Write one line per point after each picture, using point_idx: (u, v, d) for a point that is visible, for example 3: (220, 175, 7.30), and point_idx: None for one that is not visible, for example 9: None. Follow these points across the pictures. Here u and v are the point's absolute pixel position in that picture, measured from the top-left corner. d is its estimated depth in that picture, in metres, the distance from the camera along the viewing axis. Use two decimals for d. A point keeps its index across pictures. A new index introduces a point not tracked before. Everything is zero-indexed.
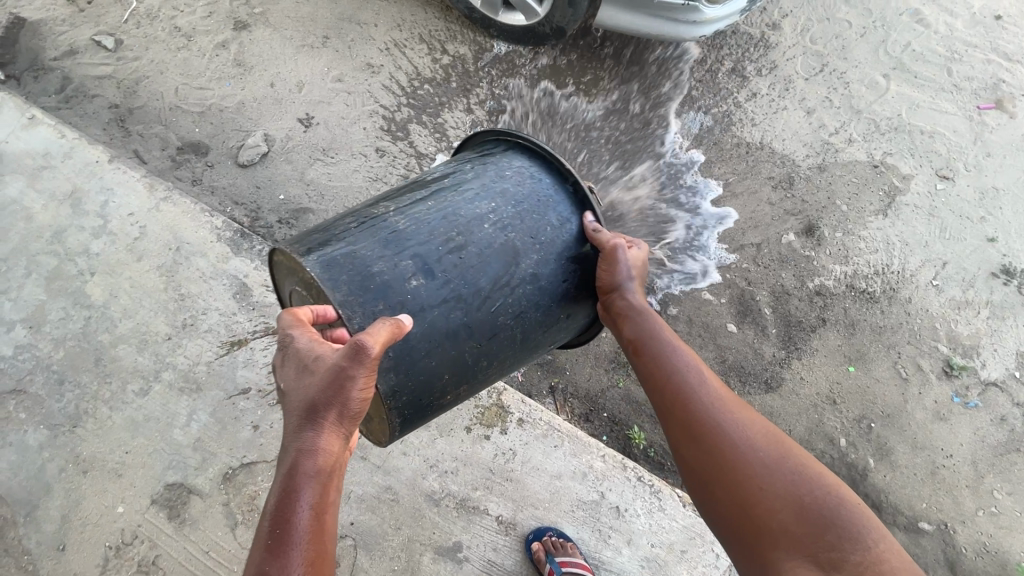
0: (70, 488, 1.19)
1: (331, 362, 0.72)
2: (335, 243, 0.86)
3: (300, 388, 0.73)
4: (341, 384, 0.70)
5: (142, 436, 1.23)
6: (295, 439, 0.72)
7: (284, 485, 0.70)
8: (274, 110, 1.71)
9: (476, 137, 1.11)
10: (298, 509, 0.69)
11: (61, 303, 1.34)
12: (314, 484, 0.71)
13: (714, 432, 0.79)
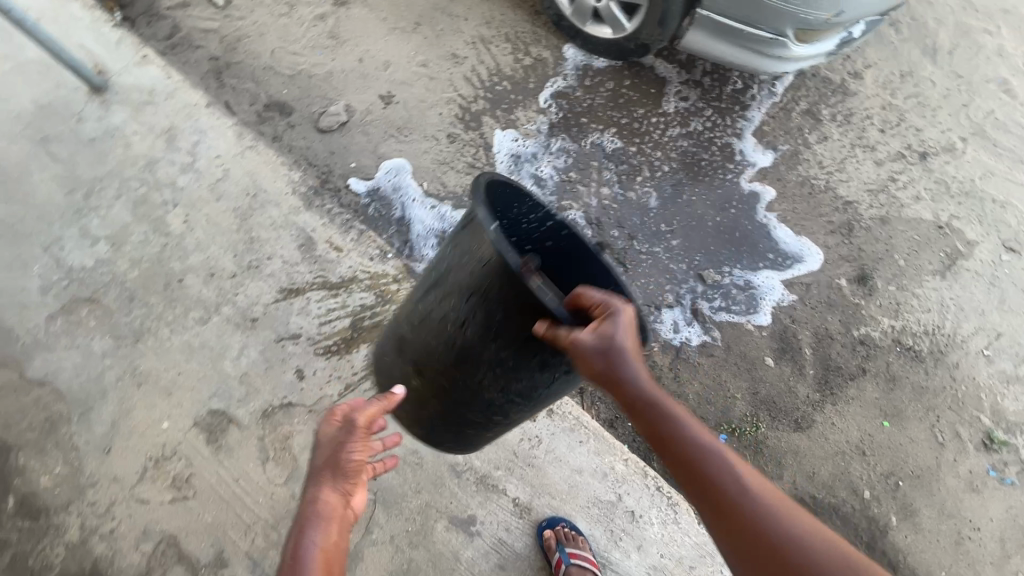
0: (125, 397, 1.29)
1: (335, 428, 0.83)
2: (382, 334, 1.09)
3: (310, 456, 0.82)
4: (337, 443, 0.81)
5: (196, 361, 1.31)
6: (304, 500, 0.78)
7: (295, 531, 0.76)
8: (357, 84, 1.80)
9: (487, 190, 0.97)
10: (305, 561, 0.72)
11: (142, 228, 1.44)
12: (321, 526, 0.76)
13: (761, 538, 0.65)
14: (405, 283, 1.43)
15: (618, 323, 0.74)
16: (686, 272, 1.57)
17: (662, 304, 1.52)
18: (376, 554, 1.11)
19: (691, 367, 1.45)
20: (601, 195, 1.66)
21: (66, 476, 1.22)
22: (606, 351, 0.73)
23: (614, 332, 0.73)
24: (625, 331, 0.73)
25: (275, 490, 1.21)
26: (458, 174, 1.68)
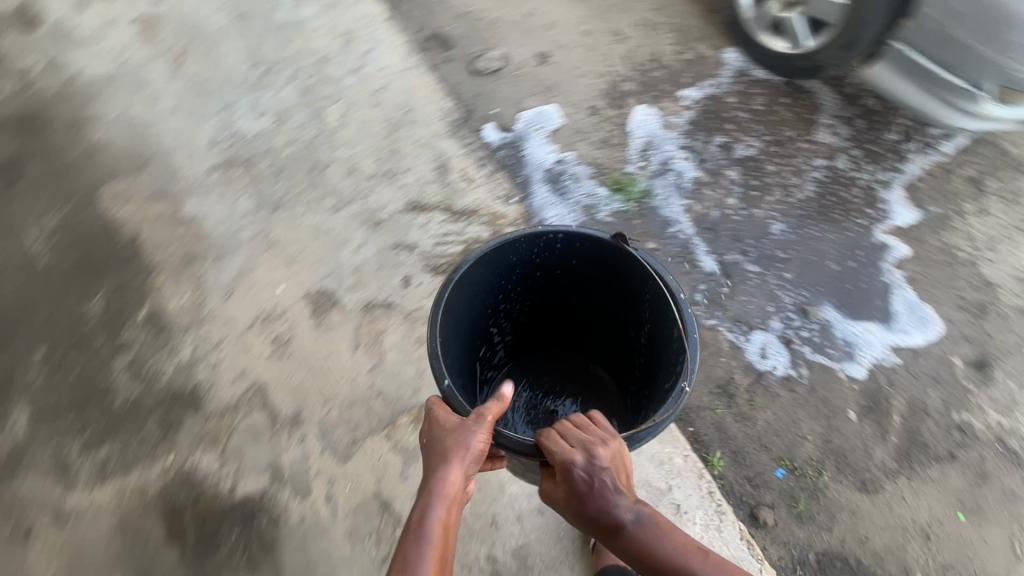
0: (254, 254, 1.43)
1: (457, 422, 0.87)
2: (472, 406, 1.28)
3: (428, 443, 0.87)
4: (462, 433, 0.85)
5: (319, 242, 1.43)
6: (427, 481, 0.84)
7: (418, 501, 0.82)
8: (519, 37, 1.84)
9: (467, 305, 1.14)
10: (428, 533, 0.79)
11: (304, 113, 1.58)
12: (442, 502, 0.82)
13: None
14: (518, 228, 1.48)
15: (569, 476, 0.85)
16: (791, 303, 1.53)
17: (757, 326, 1.51)
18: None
19: (769, 395, 1.43)
20: (725, 204, 1.64)
21: (192, 306, 1.40)
22: (567, 501, 0.86)
23: (568, 485, 0.85)
24: (575, 485, 0.84)
25: (357, 375, 1.31)
26: (592, 146, 1.68)
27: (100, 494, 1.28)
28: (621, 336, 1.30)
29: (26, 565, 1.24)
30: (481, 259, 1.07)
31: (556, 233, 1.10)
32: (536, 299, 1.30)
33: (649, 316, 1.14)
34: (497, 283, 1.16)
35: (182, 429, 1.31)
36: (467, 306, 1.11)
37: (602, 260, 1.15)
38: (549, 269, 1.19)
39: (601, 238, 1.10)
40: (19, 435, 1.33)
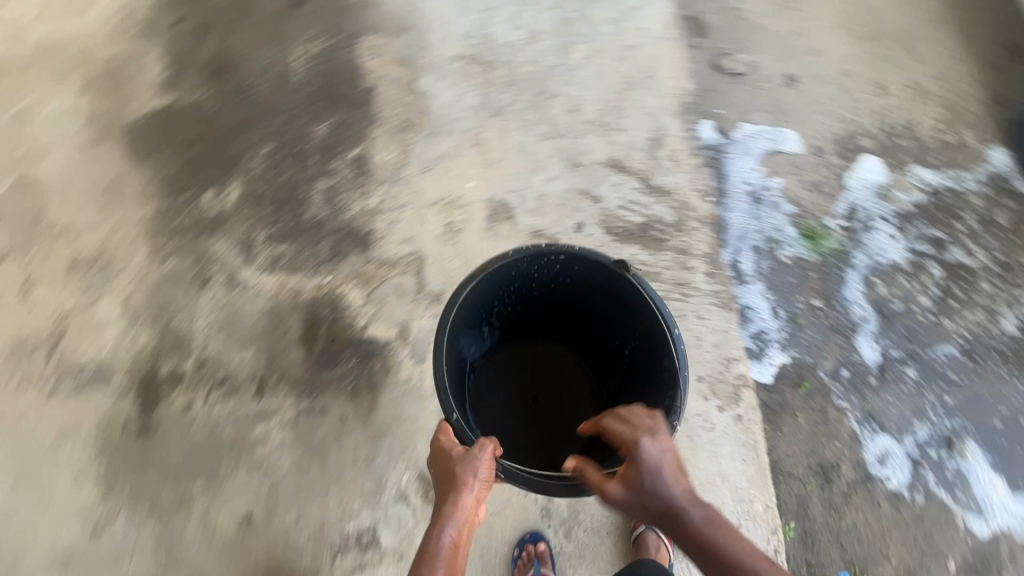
0: (461, 144, 1.55)
1: (460, 453, 1.01)
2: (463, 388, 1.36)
3: (439, 472, 1.01)
4: (467, 466, 0.98)
5: (520, 159, 1.52)
6: (438, 508, 0.98)
7: (433, 523, 0.97)
8: (774, 52, 1.71)
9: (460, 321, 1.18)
10: (440, 549, 0.95)
11: (553, 41, 1.64)
12: (453, 524, 0.96)
13: None
14: (703, 229, 1.50)
15: (638, 459, 0.90)
16: (937, 426, 1.41)
17: (888, 430, 1.41)
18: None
19: (869, 501, 1.35)
20: (911, 300, 1.51)
21: (393, 164, 1.54)
22: (632, 486, 0.89)
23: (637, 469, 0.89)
24: (642, 467, 0.89)
25: None
26: (801, 184, 1.60)
27: (265, 279, 1.49)
28: (608, 345, 1.36)
29: (198, 305, 1.50)
30: (484, 275, 1.12)
31: (558, 250, 1.13)
32: (533, 299, 1.33)
33: (641, 334, 1.21)
34: (496, 292, 1.22)
35: (346, 260, 1.48)
36: (469, 313, 1.16)
37: (602, 281, 1.19)
38: (547, 277, 1.23)
39: (604, 261, 1.13)
40: (229, 205, 1.57)
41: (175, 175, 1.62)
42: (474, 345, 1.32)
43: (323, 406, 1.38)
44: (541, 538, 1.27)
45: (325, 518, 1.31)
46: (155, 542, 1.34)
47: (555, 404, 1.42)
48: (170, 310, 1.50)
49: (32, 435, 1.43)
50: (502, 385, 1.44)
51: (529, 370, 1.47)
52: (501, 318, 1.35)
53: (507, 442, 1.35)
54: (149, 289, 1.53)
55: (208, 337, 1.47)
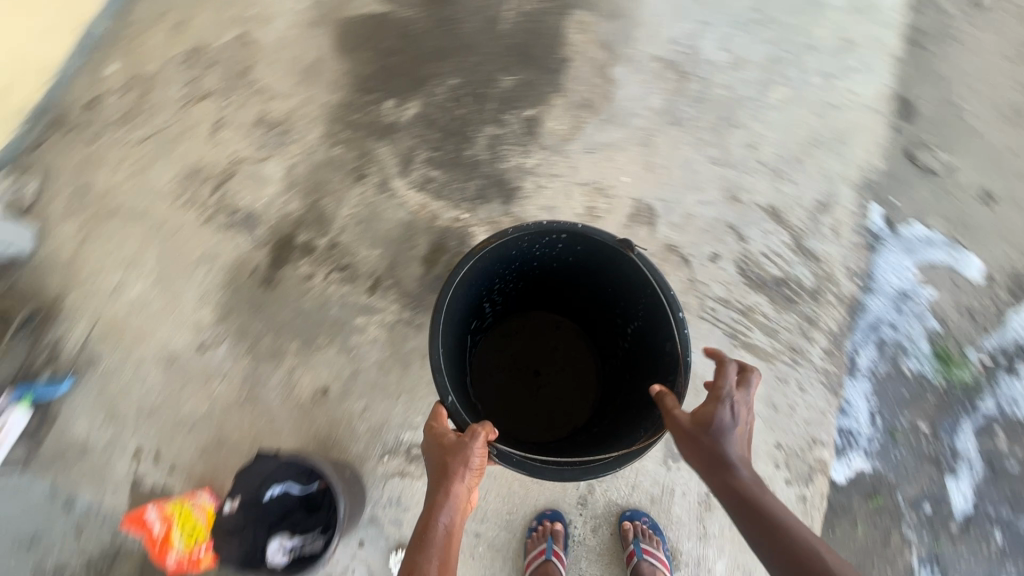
0: (631, 140, 1.58)
1: (453, 437, 1.00)
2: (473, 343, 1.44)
3: (435, 459, 0.99)
4: (463, 452, 0.96)
5: (680, 174, 1.54)
6: (430, 499, 0.96)
7: (426, 510, 0.94)
8: (985, 163, 1.57)
9: (459, 299, 1.19)
10: (436, 538, 0.92)
11: (757, 74, 1.62)
12: (450, 511, 0.93)
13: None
14: (836, 307, 1.45)
15: (716, 405, 0.92)
16: None
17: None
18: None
19: None
20: None
21: (561, 136, 1.60)
22: (698, 425, 0.92)
23: (709, 414, 0.91)
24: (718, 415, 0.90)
25: None
26: (956, 306, 1.48)
27: (412, 195, 1.61)
28: (606, 320, 1.43)
29: (348, 194, 1.63)
30: (483, 257, 1.12)
31: (559, 231, 1.14)
32: (536, 275, 1.39)
33: (641, 316, 1.26)
34: (496, 271, 1.23)
35: (488, 206, 1.58)
36: (471, 290, 1.19)
37: (605, 263, 1.22)
38: (548, 255, 1.26)
39: (607, 242, 1.15)
40: (404, 118, 1.68)
41: (366, 74, 1.73)
42: (475, 320, 1.37)
43: (421, 322, 1.52)
44: (558, 518, 1.33)
45: (388, 419, 1.45)
46: (244, 376, 1.51)
47: (554, 374, 1.54)
48: (323, 189, 1.64)
49: (182, 249, 1.65)
50: (501, 356, 1.55)
51: (526, 337, 1.57)
52: (502, 293, 1.41)
53: (513, 411, 1.46)
54: (313, 165, 1.67)
55: (347, 224, 1.60)
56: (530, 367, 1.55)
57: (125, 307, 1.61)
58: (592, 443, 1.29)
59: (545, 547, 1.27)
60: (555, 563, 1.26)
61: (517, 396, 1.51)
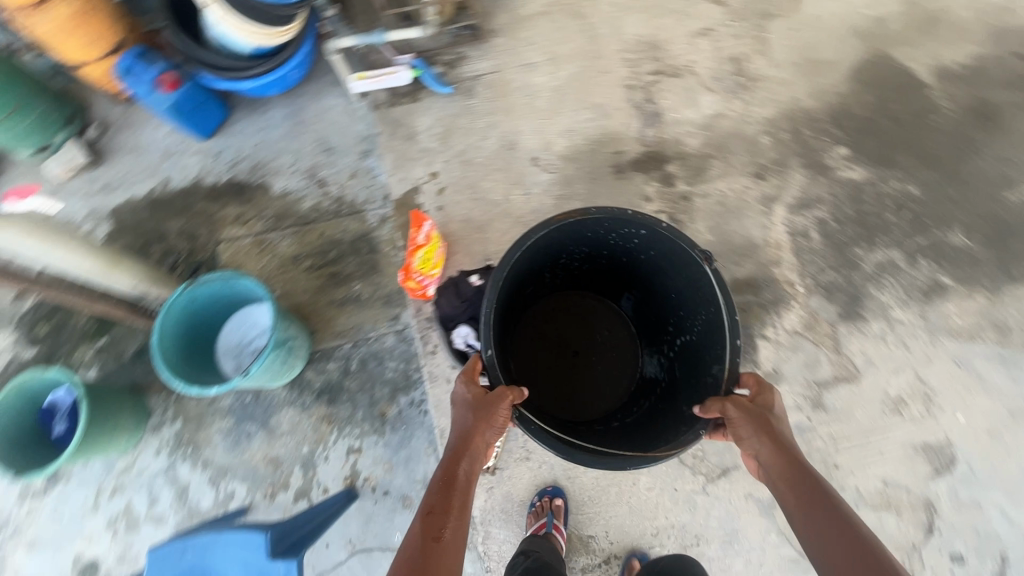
0: (1008, 398, 1.40)
1: (484, 391, 1.00)
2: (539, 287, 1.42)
3: (463, 414, 0.99)
4: (488, 410, 0.97)
5: (1014, 469, 1.36)
6: (453, 449, 0.97)
7: (450, 455, 0.96)
8: None
9: (519, 269, 1.17)
10: (458, 483, 0.94)
11: None
12: (471, 459, 0.96)
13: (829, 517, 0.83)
14: None
15: (772, 397, 0.99)
16: None
17: None
18: (769, 556, 1.36)
19: None
20: None
21: (951, 327, 1.44)
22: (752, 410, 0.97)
23: (775, 402, 0.97)
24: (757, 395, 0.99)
25: (859, 477, 1.36)
26: None
27: (778, 230, 1.54)
28: (661, 323, 1.38)
29: (736, 177, 1.60)
30: (552, 229, 1.10)
31: (641, 225, 1.12)
32: (613, 260, 1.35)
33: (700, 329, 1.20)
34: (562, 242, 1.21)
35: (825, 302, 1.47)
36: (535, 254, 1.18)
37: (680, 268, 1.17)
38: (621, 245, 1.24)
39: (684, 248, 1.10)
40: (843, 174, 1.57)
41: (853, 111, 1.62)
42: (532, 284, 1.36)
43: None
44: (564, 497, 1.39)
45: None
46: (536, 209, 1.63)
47: (589, 361, 1.47)
48: (724, 154, 1.62)
49: (590, 83, 1.73)
50: (546, 324, 1.48)
51: (579, 318, 1.50)
52: (568, 267, 1.38)
53: (538, 384, 1.42)
54: (736, 130, 1.65)
55: (712, 196, 1.59)
56: (567, 330, 1.49)
57: (519, 78, 1.76)
58: (614, 433, 1.23)
59: (546, 521, 1.31)
60: (558, 534, 1.29)
61: (553, 358, 1.45)
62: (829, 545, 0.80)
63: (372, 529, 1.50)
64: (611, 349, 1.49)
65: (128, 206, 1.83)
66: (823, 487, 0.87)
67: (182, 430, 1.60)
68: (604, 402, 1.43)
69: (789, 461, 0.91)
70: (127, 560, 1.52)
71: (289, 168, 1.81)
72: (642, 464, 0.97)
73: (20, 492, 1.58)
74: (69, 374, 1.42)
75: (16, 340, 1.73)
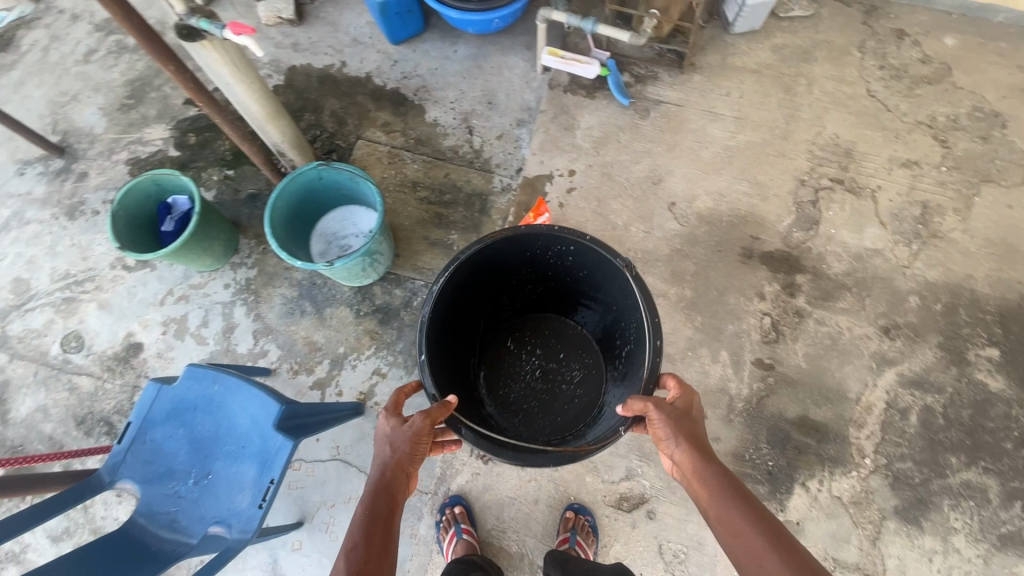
0: None
1: (403, 423, 0.99)
2: (505, 303, 1.40)
3: (385, 449, 0.97)
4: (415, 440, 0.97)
5: None
6: (378, 483, 0.93)
7: (375, 487, 0.92)
8: None
9: (461, 295, 1.20)
10: (388, 516, 0.89)
11: None
12: (399, 487, 0.93)
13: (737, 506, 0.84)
14: None
15: (691, 398, 1.00)
16: None
17: None
18: None
19: None
20: None
21: None
22: (673, 408, 0.97)
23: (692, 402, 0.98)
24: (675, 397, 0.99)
25: None
26: None
27: (876, 392, 1.42)
28: (613, 339, 1.32)
29: (861, 320, 1.48)
30: (479, 252, 1.14)
31: (567, 240, 1.14)
32: (564, 285, 1.33)
33: (634, 336, 1.17)
34: (503, 263, 1.24)
35: (887, 488, 1.34)
36: (473, 277, 1.20)
37: (612, 277, 1.16)
38: (561, 265, 1.25)
39: (606, 255, 1.11)
40: (979, 377, 1.42)
41: None
42: (489, 307, 1.37)
43: None
44: (463, 503, 1.39)
45: None
46: (648, 249, 1.59)
47: (549, 382, 1.39)
48: (861, 291, 1.50)
49: (763, 160, 1.66)
50: (503, 346, 1.45)
51: (542, 342, 1.44)
52: (523, 292, 1.39)
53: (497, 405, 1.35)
54: (889, 275, 1.51)
55: (826, 326, 1.48)
56: (526, 346, 1.44)
57: (698, 121, 1.71)
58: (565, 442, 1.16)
59: (456, 528, 1.32)
60: (468, 538, 1.31)
61: (511, 377, 1.40)
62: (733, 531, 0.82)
63: (359, 448, 1.55)
64: (572, 371, 1.39)
65: (303, 70, 1.97)
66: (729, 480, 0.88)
67: (253, 278, 1.74)
68: (562, 420, 1.32)
69: (700, 455, 0.92)
70: (163, 358, 1.69)
71: (448, 103, 1.87)
72: (559, 461, 0.96)
73: (115, 260, 1.80)
74: (196, 188, 1.57)
75: (169, 137, 1.94)
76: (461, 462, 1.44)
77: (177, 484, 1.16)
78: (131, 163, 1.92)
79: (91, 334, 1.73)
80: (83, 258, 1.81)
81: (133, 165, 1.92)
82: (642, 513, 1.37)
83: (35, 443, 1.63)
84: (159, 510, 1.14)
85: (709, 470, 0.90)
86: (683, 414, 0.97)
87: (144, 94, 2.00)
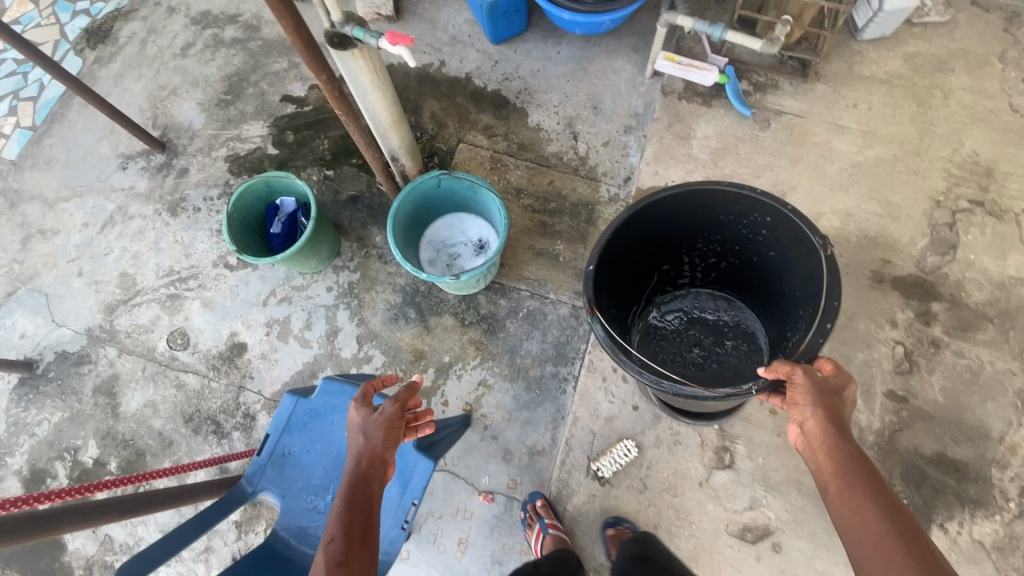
0: None
1: (375, 412, 0.97)
2: (682, 270, 1.39)
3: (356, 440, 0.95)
4: (387, 424, 0.94)
5: None
6: (351, 472, 0.89)
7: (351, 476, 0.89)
8: None
9: (645, 238, 1.20)
10: (360, 501, 0.85)
11: None
12: (371, 472, 0.90)
13: (866, 494, 0.82)
14: None
15: (841, 380, 0.93)
16: None
17: None
18: None
19: None
20: None
21: None
22: (821, 385, 0.91)
23: (842, 385, 0.92)
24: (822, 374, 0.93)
25: None
26: None
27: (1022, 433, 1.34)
28: (782, 329, 1.24)
29: (1005, 355, 1.40)
30: (675, 199, 1.12)
31: (765, 210, 1.07)
32: (750, 265, 1.27)
33: (803, 320, 1.09)
34: (695, 223, 1.21)
35: None
36: (656, 226, 1.19)
37: (802, 259, 1.07)
38: (752, 241, 1.19)
39: (803, 233, 1.02)
40: None
41: None
42: (667, 267, 1.36)
43: None
44: (544, 499, 1.42)
45: None
46: None
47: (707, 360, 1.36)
48: (1005, 324, 1.42)
49: (894, 178, 1.57)
50: (670, 313, 1.44)
51: (710, 321, 1.41)
52: (705, 265, 1.36)
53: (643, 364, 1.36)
54: None
55: (966, 359, 1.40)
56: (693, 318, 1.42)
57: (823, 134, 1.63)
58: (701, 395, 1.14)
59: (542, 524, 1.33)
60: (555, 533, 1.32)
61: (666, 343, 1.40)
62: (856, 515, 0.81)
63: (467, 460, 1.51)
64: (729, 354, 1.36)
65: (401, 68, 1.93)
66: (867, 467, 0.84)
67: (356, 282, 1.73)
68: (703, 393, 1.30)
69: (838, 436, 0.87)
70: (268, 359, 1.69)
71: (552, 107, 1.82)
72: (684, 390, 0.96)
73: (218, 258, 1.81)
74: (309, 189, 1.54)
75: (267, 135, 1.93)
76: (579, 483, 1.43)
77: (316, 498, 1.16)
78: (230, 160, 1.91)
79: (196, 332, 1.74)
80: (186, 255, 1.82)
81: (233, 162, 1.91)
82: (768, 544, 1.33)
83: (145, 438, 1.67)
84: (298, 525, 1.14)
85: (844, 449, 0.86)
86: (833, 393, 0.91)
87: (242, 90, 1.99)
